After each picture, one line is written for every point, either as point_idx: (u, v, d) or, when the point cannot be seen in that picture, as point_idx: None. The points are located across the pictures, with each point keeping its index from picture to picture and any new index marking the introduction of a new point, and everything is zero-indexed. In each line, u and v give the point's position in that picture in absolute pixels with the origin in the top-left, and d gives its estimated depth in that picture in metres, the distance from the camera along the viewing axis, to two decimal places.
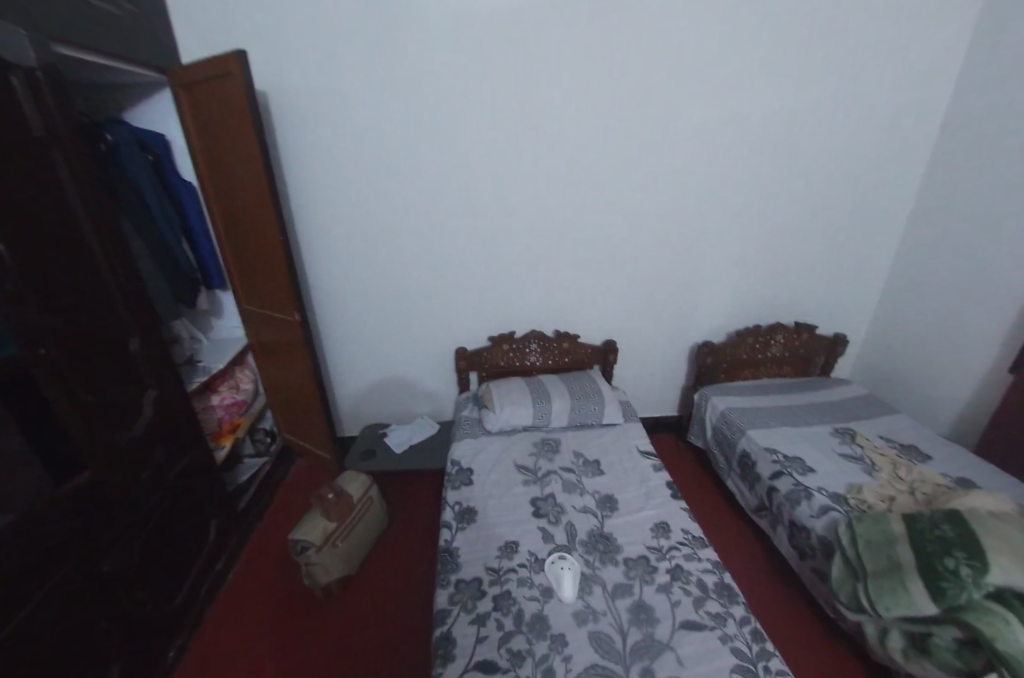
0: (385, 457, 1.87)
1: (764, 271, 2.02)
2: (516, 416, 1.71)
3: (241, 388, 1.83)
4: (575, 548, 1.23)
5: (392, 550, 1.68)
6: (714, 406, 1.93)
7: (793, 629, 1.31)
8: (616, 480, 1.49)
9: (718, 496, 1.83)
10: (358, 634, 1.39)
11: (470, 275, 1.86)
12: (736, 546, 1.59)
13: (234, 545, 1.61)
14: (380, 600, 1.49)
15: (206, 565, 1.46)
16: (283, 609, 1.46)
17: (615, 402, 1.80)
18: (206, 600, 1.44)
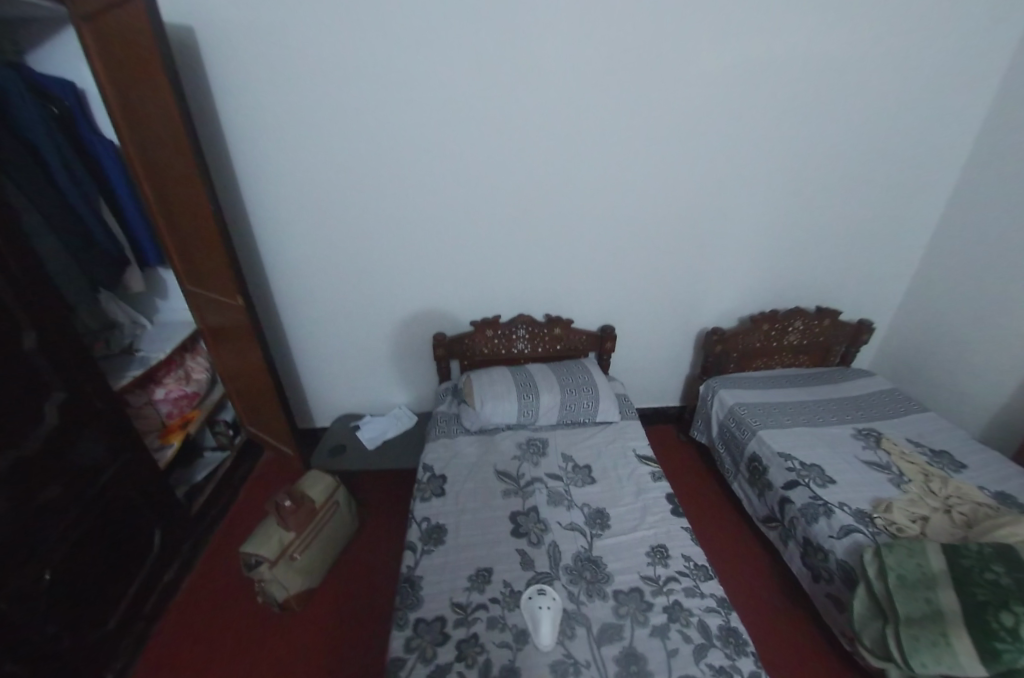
0: (355, 455, 1.73)
1: (785, 250, 1.78)
2: (499, 413, 1.51)
3: (192, 378, 1.68)
4: (558, 576, 1.07)
5: (362, 558, 1.55)
6: (722, 401, 1.72)
7: (791, 655, 1.17)
8: (609, 490, 1.31)
9: (718, 496, 1.68)
10: (319, 656, 1.26)
11: (448, 252, 1.64)
12: (741, 558, 1.44)
13: (185, 551, 1.49)
14: (340, 614, 1.37)
15: (151, 578, 1.34)
16: (234, 627, 1.33)
17: (612, 397, 1.60)
18: (150, 618, 1.31)
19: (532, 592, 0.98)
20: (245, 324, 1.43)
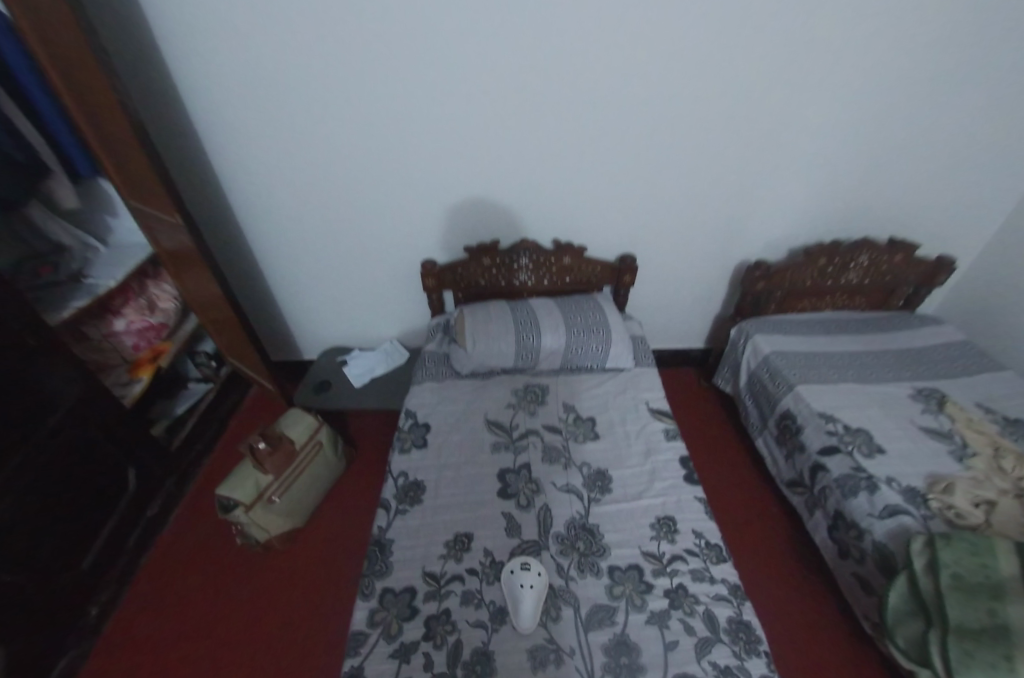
0: (339, 393, 1.66)
1: (863, 168, 1.40)
2: (494, 356, 1.31)
3: (157, 309, 1.54)
4: (547, 546, 0.93)
5: (348, 499, 1.53)
6: (755, 348, 1.48)
7: (786, 619, 1.10)
8: (615, 447, 1.13)
9: (728, 447, 1.54)
10: (301, 595, 1.29)
11: (436, 163, 1.33)
12: (753, 520, 1.31)
13: (169, 488, 1.50)
14: (320, 548, 1.39)
15: (130, 516, 1.35)
16: (223, 559, 1.38)
17: (626, 340, 1.36)
18: (137, 552, 1.36)
19: (514, 568, 0.86)
20: (196, 262, 1.38)
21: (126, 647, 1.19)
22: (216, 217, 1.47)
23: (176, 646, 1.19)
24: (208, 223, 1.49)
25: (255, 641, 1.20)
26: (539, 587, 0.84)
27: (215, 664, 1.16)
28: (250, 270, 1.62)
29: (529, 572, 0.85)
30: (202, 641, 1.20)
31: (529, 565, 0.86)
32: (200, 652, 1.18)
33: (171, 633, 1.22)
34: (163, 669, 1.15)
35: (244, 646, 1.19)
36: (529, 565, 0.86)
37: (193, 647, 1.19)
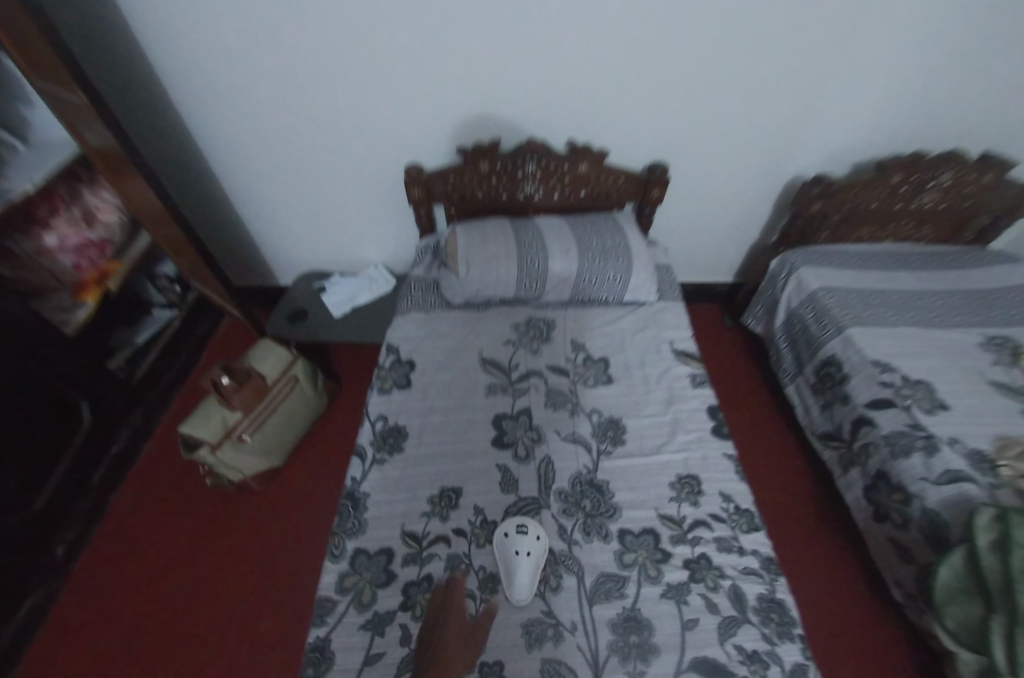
0: (316, 323, 1.48)
1: (978, 55, 1.06)
2: (491, 284, 1.10)
3: (98, 221, 1.31)
4: (547, 505, 0.80)
5: (331, 441, 1.41)
6: (800, 283, 1.25)
7: (807, 580, 1.01)
8: (631, 393, 0.96)
9: (754, 393, 1.39)
10: (275, 541, 1.21)
11: (416, 33, 1.00)
12: (776, 472, 1.20)
13: (135, 420, 1.41)
14: (295, 489, 1.31)
15: (92, 451, 1.26)
16: (195, 498, 1.30)
17: (650, 269, 1.14)
18: (105, 487, 1.29)
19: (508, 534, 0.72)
20: (128, 170, 1.11)
21: (97, 588, 1.14)
22: (144, 102, 1.16)
23: (149, 588, 1.14)
24: (135, 114, 1.19)
25: (230, 587, 1.13)
26: (538, 555, 0.71)
27: (189, 609, 1.10)
28: (201, 175, 1.34)
29: (526, 537, 0.72)
30: (176, 585, 1.14)
31: (526, 528, 0.74)
32: (173, 596, 1.12)
33: (144, 575, 1.16)
34: (134, 611, 1.10)
35: (219, 592, 1.13)
36: (527, 528, 0.74)
37: (166, 591, 1.13)
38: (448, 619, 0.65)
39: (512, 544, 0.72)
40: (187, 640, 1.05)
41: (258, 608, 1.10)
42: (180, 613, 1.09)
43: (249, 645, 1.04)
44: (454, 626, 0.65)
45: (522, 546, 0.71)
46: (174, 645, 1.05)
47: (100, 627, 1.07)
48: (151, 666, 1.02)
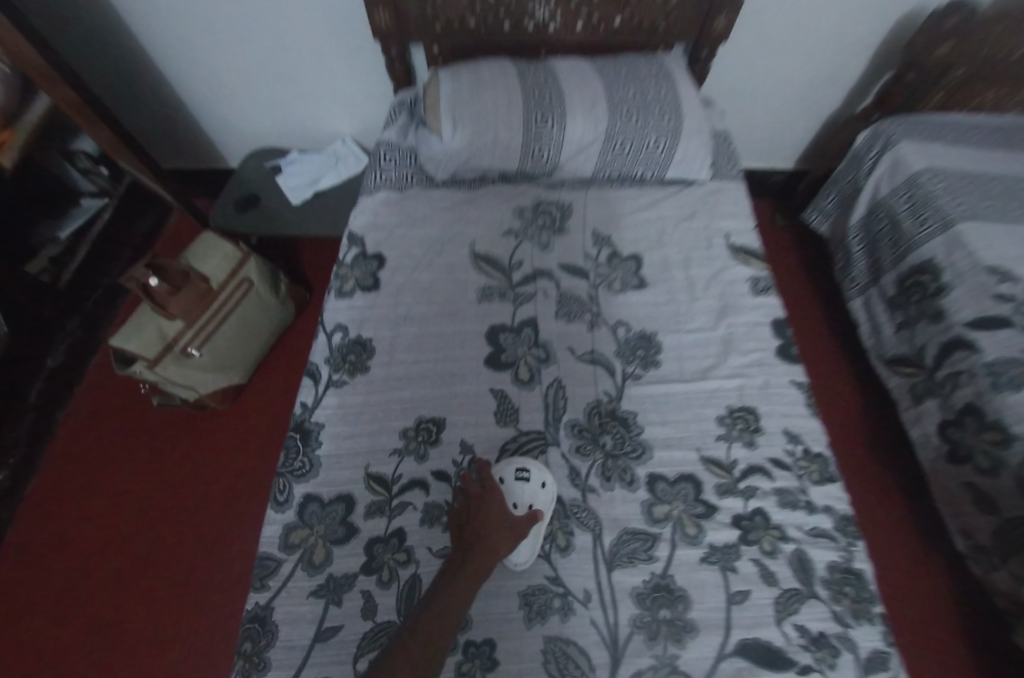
0: (272, 212, 1.20)
1: None
2: (488, 151, 0.80)
3: None
4: (556, 442, 0.61)
5: (286, 364, 1.22)
6: (898, 163, 0.94)
7: (888, 534, 0.91)
8: (670, 301, 0.72)
9: (816, 313, 1.18)
10: (220, 479, 1.07)
11: None
12: (843, 410, 1.05)
13: (73, 330, 1.21)
14: (240, 423, 1.14)
15: (21, 366, 1.08)
16: (128, 432, 1.13)
17: (707, 134, 0.83)
18: (46, 405, 1.14)
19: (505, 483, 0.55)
20: None
21: (37, 520, 1.02)
22: None
23: (93, 524, 1.01)
24: None
25: (182, 526, 1.01)
26: (543, 509, 0.54)
27: (137, 548, 0.98)
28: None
29: (528, 486, 0.55)
30: (123, 520, 1.02)
31: (528, 474, 0.56)
32: (120, 533, 1.00)
33: (87, 508, 1.03)
34: (78, 547, 0.99)
35: (170, 531, 1.00)
36: (529, 475, 0.56)
37: (113, 527, 1.01)
38: (487, 511, 0.49)
39: (510, 495, 0.55)
40: (135, 580, 0.95)
41: (211, 552, 0.98)
42: (127, 552, 0.98)
43: (202, 589, 0.94)
44: (494, 518, 0.49)
45: (521, 499, 0.54)
46: (120, 585, 0.94)
47: (41, 563, 0.97)
48: (95, 606, 0.92)
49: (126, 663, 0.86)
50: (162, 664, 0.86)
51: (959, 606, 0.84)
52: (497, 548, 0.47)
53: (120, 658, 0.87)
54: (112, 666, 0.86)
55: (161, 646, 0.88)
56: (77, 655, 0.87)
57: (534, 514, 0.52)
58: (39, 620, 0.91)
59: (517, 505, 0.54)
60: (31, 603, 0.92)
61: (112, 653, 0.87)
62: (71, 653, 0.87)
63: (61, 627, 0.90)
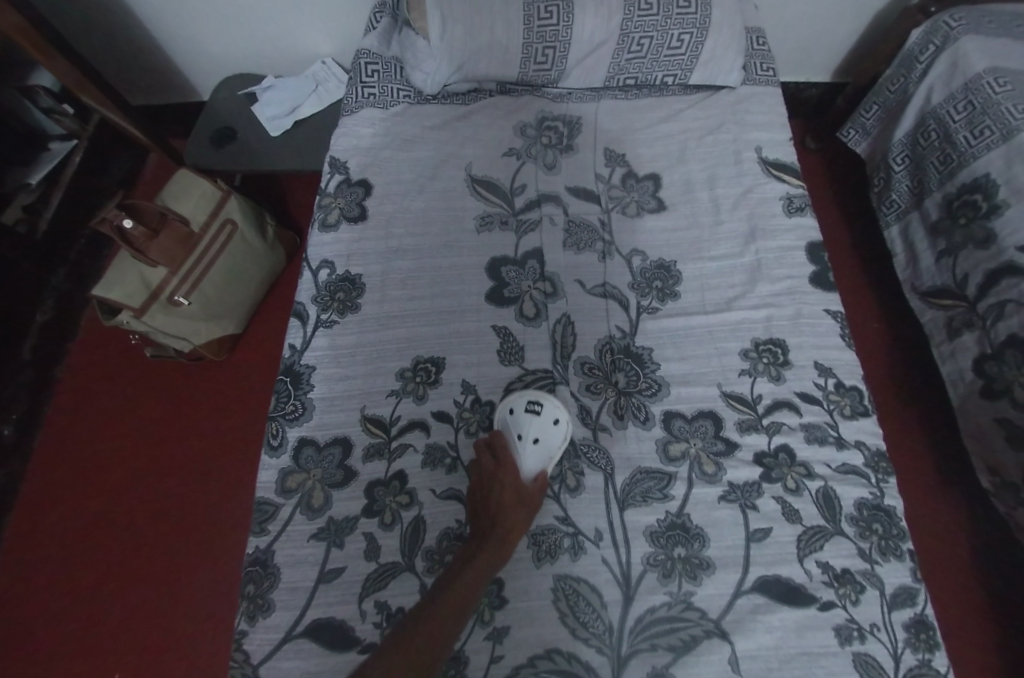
0: (250, 145, 1.09)
1: None
2: (482, 55, 0.69)
3: None
4: (565, 380, 0.56)
5: (277, 311, 1.17)
6: (956, 60, 0.81)
7: (915, 468, 0.90)
8: (692, 225, 0.65)
9: (848, 244, 1.10)
10: (218, 429, 1.06)
11: None
12: (871, 346, 0.99)
13: (60, 283, 1.16)
14: (233, 373, 1.12)
15: (9, 322, 1.04)
16: (123, 385, 1.12)
17: (740, 25, 0.70)
18: (44, 361, 1.11)
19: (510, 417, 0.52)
20: None
21: (44, 476, 1.03)
22: None
23: (98, 479, 1.02)
24: None
25: (182, 482, 1.01)
26: (550, 443, 0.51)
27: (143, 507, 0.99)
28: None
29: (541, 419, 0.51)
30: (130, 479, 1.02)
31: (542, 407, 0.52)
32: (124, 488, 1.01)
33: (93, 469, 1.03)
34: (88, 506, 1.00)
35: (174, 490, 1.00)
36: (542, 408, 0.52)
37: (118, 482, 1.02)
38: (502, 492, 0.47)
39: (517, 425, 0.52)
40: (146, 526, 0.97)
41: (214, 512, 0.98)
42: (136, 502, 1.00)
43: (207, 550, 0.95)
44: (508, 497, 0.47)
45: (529, 431, 0.51)
46: (129, 542, 0.96)
47: (54, 519, 0.99)
48: (108, 562, 0.94)
49: (139, 614, 0.89)
50: (180, 605, 0.90)
51: (977, 540, 0.84)
52: (514, 530, 0.45)
53: (138, 602, 0.90)
54: (133, 603, 0.90)
55: (175, 592, 0.91)
56: (95, 606, 0.90)
57: (542, 479, 0.49)
58: (56, 572, 0.94)
59: (523, 436, 0.51)
60: (48, 557, 0.95)
61: (133, 592, 0.92)
62: (89, 604, 0.91)
63: (79, 579, 0.93)
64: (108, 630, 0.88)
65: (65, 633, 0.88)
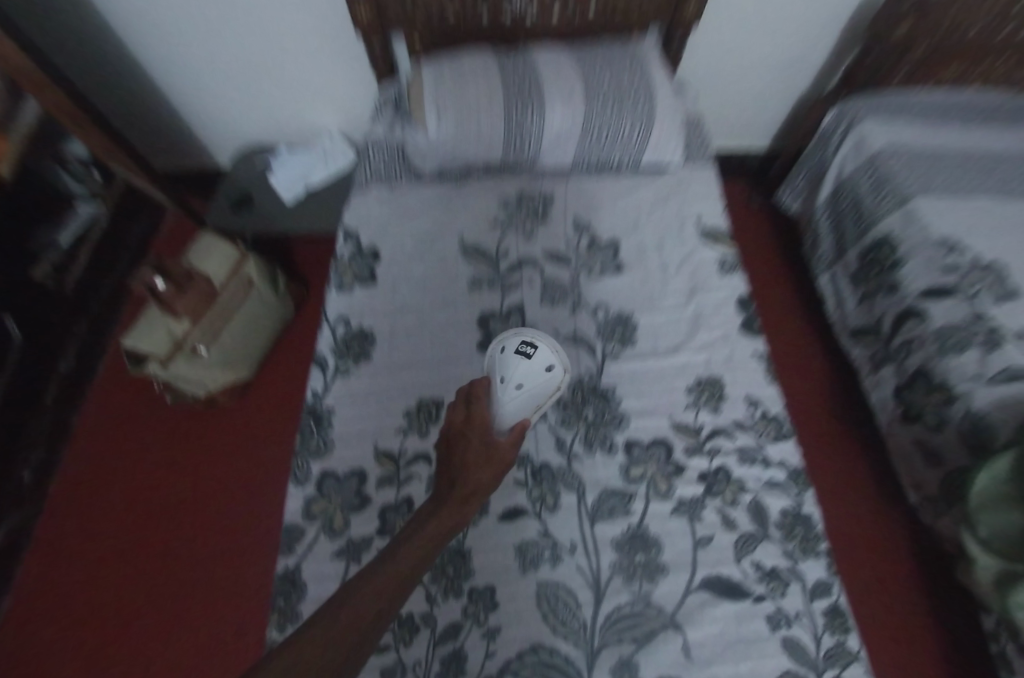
0: (264, 211, 1.23)
1: None
2: (472, 144, 0.84)
3: None
4: (543, 415, 0.68)
5: (289, 354, 1.28)
6: (860, 141, 0.99)
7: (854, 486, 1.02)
8: (645, 284, 0.78)
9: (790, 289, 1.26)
10: (236, 463, 1.15)
11: None
12: (811, 381, 1.14)
13: (83, 332, 1.25)
14: (250, 410, 1.21)
15: (39, 369, 1.13)
16: (144, 422, 1.20)
17: (679, 118, 0.86)
18: (65, 406, 1.19)
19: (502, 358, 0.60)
20: None
21: (69, 508, 1.10)
22: None
23: (121, 510, 1.10)
24: None
25: (201, 513, 1.09)
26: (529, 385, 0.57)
27: (164, 537, 1.06)
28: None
29: (528, 363, 0.58)
30: (153, 511, 1.09)
31: (532, 354, 0.59)
32: (146, 519, 1.08)
33: (120, 511, 1.09)
34: (112, 537, 1.06)
35: (194, 521, 1.08)
36: (530, 356, 0.59)
37: (139, 514, 1.09)
38: (464, 453, 0.49)
39: (504, 368, 0.59)
40: (167, 554, 1.04)
41: (233, 540, 1.06)
42: (157, 531, 1.07)
43: (228, 590, 1.01)
44: (473, 451, 0.49)
45: (512, 375, 0.57)
46: (151, 570, 1.03)
47: (79, 549, 1.05)
48: (132, 590, 1.01)
49: (161, 639, 0.96)
50: (200, 630, 0.97)
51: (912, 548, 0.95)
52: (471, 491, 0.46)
53: (159, 627, 0.97)
54: (155, 629, 0.97)
55: (195, 617, 0.98)
56: (119, 632, 0.96)
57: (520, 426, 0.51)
58: (80, 600, 1.00)
59: (507, 377, 0.57)
60: (74, 586, 1.01)
61: (154, 618, 0.98)
62: (113, 632, 0.96)
63: (104, 620, 0.98)
64: (132, 655, 0.94)
65: (90, 662, 0.94)
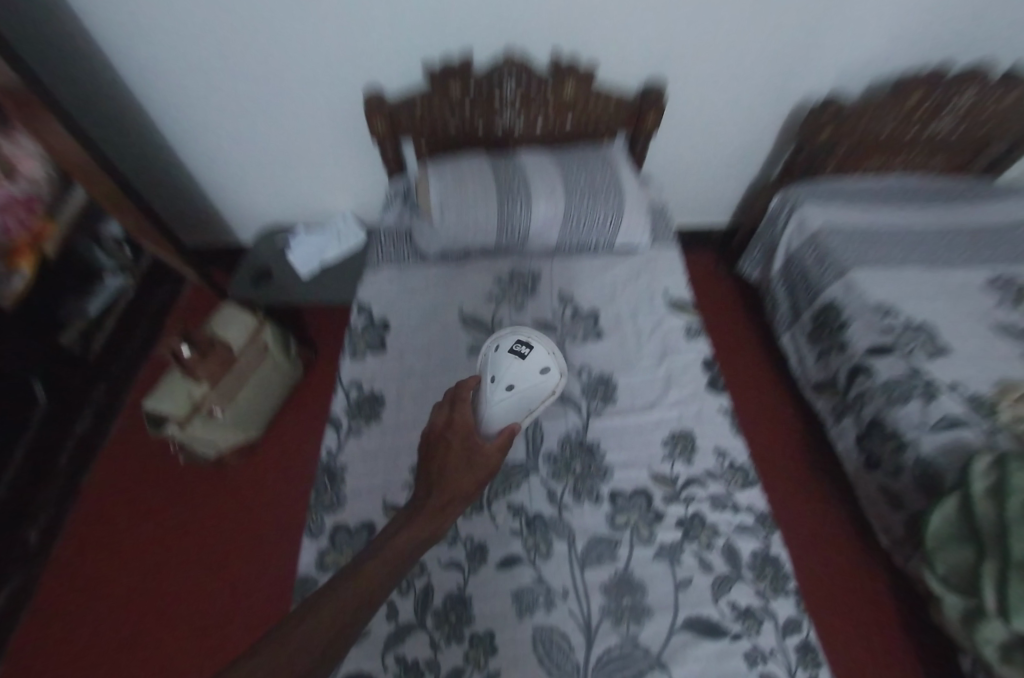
0: (281, 283, 1.36)
1: None
2: (470, 231, 0.98)
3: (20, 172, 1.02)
4: (536, 469, 0.76)
5: (296, 414, 1.35)
6: (801, 221, 1.16)
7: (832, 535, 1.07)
8: (622, 348, 0.90)
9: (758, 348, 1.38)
10: (237, 522, 1.18)
11: None
12: (784, 433, 1.22)
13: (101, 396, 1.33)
14: (254, 469, 1.26)
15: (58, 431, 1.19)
16: (151, 483, 1.24)
17: (644, 208, 1.03)
18: (77, 469, 1.24)
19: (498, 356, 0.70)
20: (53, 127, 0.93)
21: (68, 571, 1.11)
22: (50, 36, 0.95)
23: (120, 572, 1.11)
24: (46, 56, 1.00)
25: (199, 575, 1.10)
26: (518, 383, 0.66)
27: (161, 600, 1.07)
28: (114, 102, 1.11)
29: (518, 365, 0.68)
30: (152, 572, 1.11)
31: (523, 356, 0.69)
32: (144, 581, 1.09)
33: (119, 573, 1.10)
34: (108, 601, 1.07)
35: (192, 583, 1.09)
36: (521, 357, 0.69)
37: (137, 576, 1.10)
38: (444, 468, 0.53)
39: (497, 368, 0.68)
40: (162, 619, 1.04)
41: (229, 603, 1.06)
42: (154, 594, 1.08)
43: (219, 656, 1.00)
44: (457, 455, 0.55)
45: (504, 375, 0.67)
46: (144, 635, 1.02)
47: (73, 613, 1.05)
48: (122, 658, 1.00)
49: None
50: None
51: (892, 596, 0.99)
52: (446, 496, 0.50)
53: None
54: None
55: None
56: None
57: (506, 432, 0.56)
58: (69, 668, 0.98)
59: (500, 376, 0.67)
60: (64, 654, 1.00)
61: None
62: None
63: None
64: None
65: None
